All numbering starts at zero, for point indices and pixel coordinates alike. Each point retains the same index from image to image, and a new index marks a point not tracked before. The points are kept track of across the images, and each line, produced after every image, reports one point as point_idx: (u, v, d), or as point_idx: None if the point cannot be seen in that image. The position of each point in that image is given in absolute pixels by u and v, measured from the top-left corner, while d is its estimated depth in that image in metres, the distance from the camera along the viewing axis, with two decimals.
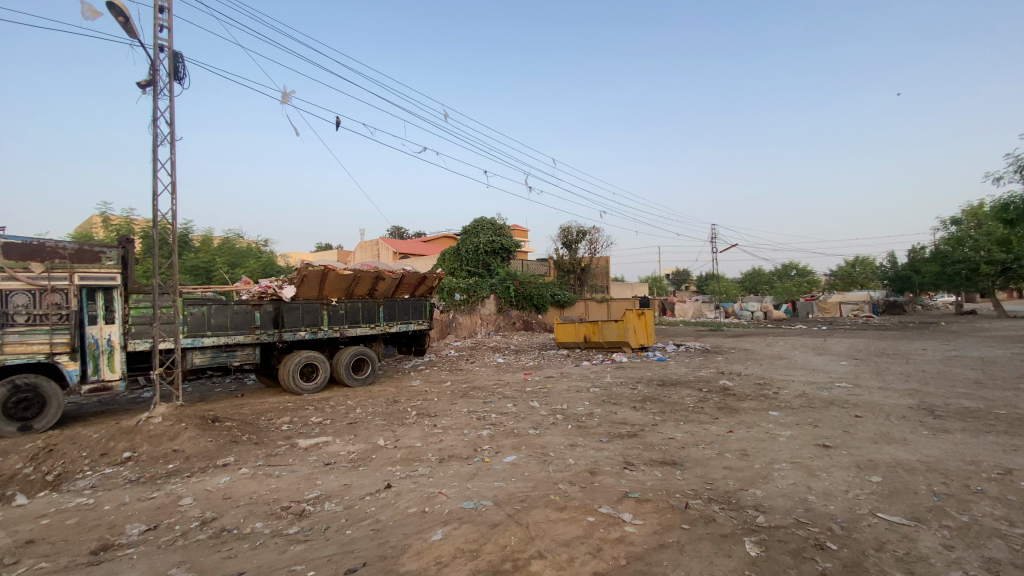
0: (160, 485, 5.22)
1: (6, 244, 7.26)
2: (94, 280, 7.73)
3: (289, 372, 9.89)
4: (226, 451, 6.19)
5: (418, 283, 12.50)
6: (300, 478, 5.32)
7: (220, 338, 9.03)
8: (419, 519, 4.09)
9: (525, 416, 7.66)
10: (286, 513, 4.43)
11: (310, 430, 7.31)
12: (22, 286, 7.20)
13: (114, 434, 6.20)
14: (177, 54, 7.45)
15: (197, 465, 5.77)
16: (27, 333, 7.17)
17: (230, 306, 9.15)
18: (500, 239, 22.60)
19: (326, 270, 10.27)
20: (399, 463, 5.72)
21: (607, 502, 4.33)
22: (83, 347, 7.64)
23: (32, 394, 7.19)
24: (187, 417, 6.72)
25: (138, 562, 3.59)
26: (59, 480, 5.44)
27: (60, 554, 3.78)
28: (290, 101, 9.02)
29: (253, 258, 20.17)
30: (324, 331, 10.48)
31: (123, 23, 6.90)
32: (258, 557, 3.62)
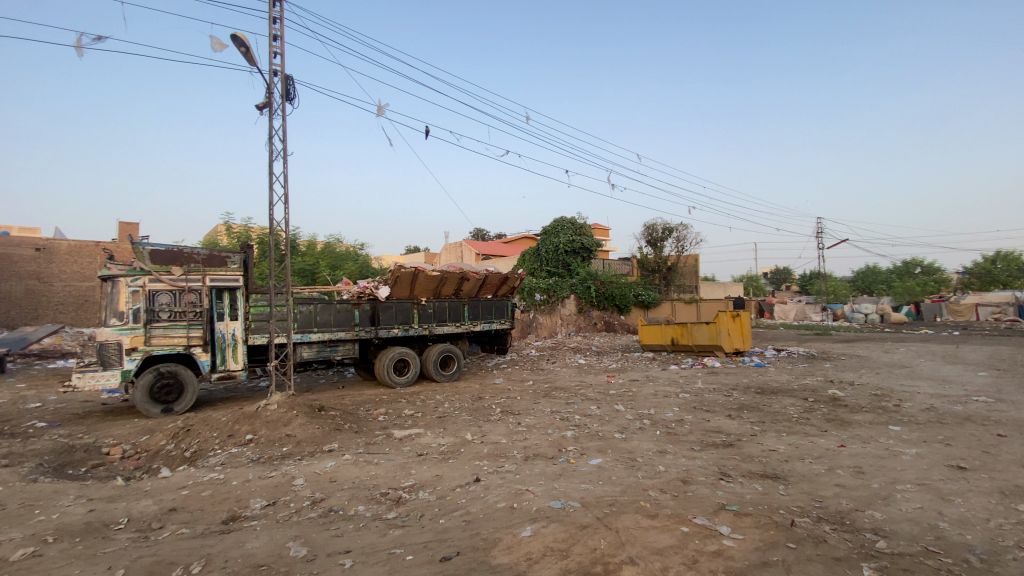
0: (277, 465, 5.80)
1: (153, 251, 8.55)
2: (222, 282, 8.76)
3: (383, 367, 10.54)
4: (331, 438, 6.73)
5: (501, 283, 12.72)
6: (396, 467, 5.64)
7: (324, 334, 9.83)
8: (508, 514, 4.16)
9: (610, 419, 7.52)
10: (384, 499, 4.72)
11: (403, 421, 7.74)
12: (165, 287, 8.33)
13: (239, 418, 6.98)
14: (288, 77, 8.23)
15: (306, 450, 6.34)
16: (169, 327, 8.30)
17: (333, 304, 9.94)
18: (582, 238, 22.37)
19: (417, 271, 10.81)
20: (486, 458, 5.86)
21: (702, 513, 4.12)
22: (213, 340, 8.69)
23: (171, 381, 8.31)
24: (297, 404, 7.40)
25: (260, 534, 4.01)
26: (196, 457, 6.24)
27: (197, 522, 4.33)
28: (385, 114, 9.63)
29: (350, 261, 21.79)
30: (415, 329, 11.04)
31: (244, 53, 7.76)
32: (361, 537, 3.90)
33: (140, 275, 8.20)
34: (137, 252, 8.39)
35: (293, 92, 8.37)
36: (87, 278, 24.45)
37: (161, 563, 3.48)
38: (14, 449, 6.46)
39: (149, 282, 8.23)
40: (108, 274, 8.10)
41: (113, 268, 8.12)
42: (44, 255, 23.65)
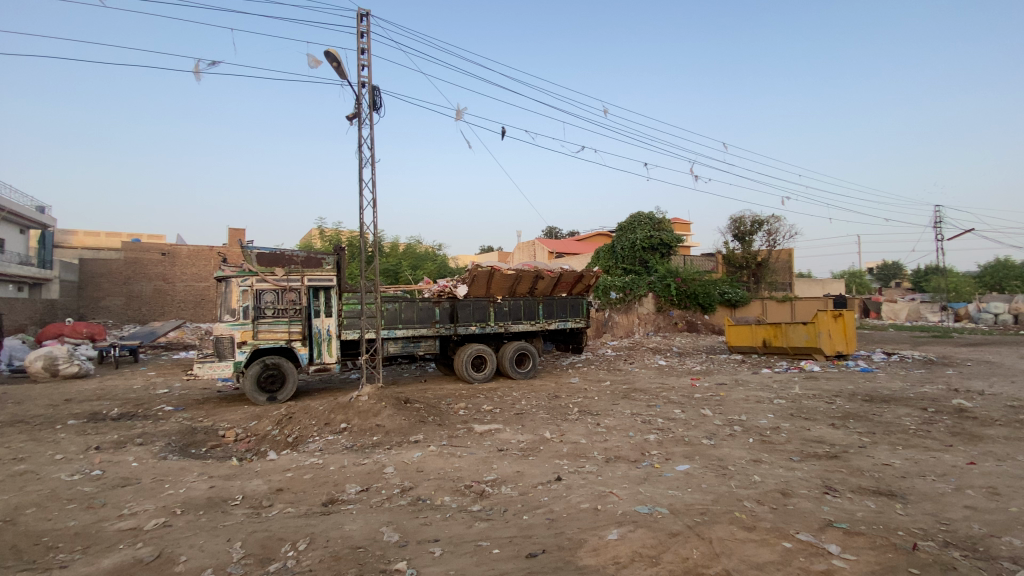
0: (368, 453, 6.16)
1: (259, 254, 9.39)
2: (318, 281, 9.46)
3: (462, 363, 10.83)
4: (416, 430, 7.03)
5: (577, 281, 12.58)
6: (478, 460, 5.77)
7: (408, 330, 10.29)
8: (592, 516, 4.10)
9: (696, 424, 7.17)
10: (468, 491, 4.84)
11: (482, 417, 7.91)
12: (270, 286, 9.11)
13: (334, 407, 7.49)
14: (374, 87, 8.67)
15: (394, 440, 6.66)
16: (273, 323, 9.10)
17: (416, 302, 10.37)
18: (660, 234, 21.59)
19: (493, 270, 11.00)
20: (567, 458, 5.82)
21: (805, 528, 3.79)
22: (311, 335, 9.40)
23: (275, 372, 9.12)
24: (385, 396, 7.80)
25: (357, 517, 4.27)
26: (297, 442, 6.79)
27: (302, 502, 4.70)
28: (463, 117, 9.87)
29: (429, 260, 22.66)
30: (492, 327, 11.23)
31: (335, 68, 8.29)
32: (449, 528, 4.02)
33: (249, 275, 9.02)
34: (246, 255, 9.27)
35: (379, 102, 8.82)
36: (203, 279, 27.49)
37: (272, 538, 3.81)
38: (150, 429, 7.40)
39: (256, 282, 9.02)
40: (223, 275, 9.05)
41: (226, 270, 9.05)
42: (170, 259, 26.92)
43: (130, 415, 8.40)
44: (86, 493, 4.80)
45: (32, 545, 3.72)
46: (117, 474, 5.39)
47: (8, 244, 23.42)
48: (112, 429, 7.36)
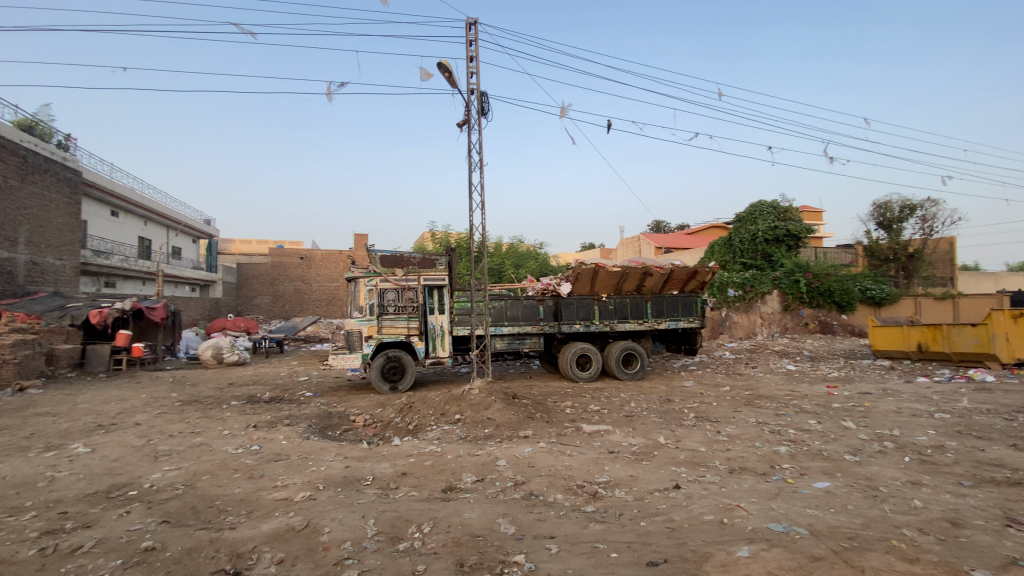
0: (482, 445, 6.38)
1: (382, 256, 10.08)
2: (433, 281, 10.03)
3: (567, 361, 10.77)
4: (526, 425, 7.14)
5: (689, 278, 11.88)
6: (589, 460, 5.71)
7: (513, 328, 10.49)
8: (717, 529, 3.83)
9: (834, 437, 6.40)
10: (581, 491, 4.80)
11: (591, 416, 7.80)
12: (392, 285, 9.83)
13: (448, 399, 7.89)
14: (482, 93, 8.96)
15: (505, 434, 6.83)
16: (394, 319, 9.81)
17: (520, 300, 10.52)
18: (785, 224, 19.62)
19: (597, 268, 10.81)
20: (684, 465, 5.52)
21: (987, 567, 3.19)
22: (427, 331, 10.01)
23: (397, 364, 9.85)
24: (495, 391, 8.03)
25: (474, 506, 4.44)
26: (417, 430, 7.26)
27: (423, 487, 5.00)
28: (568, 114, 9.79)
29: (532, 259, 22.94)
30: (596, 326, 11.03)
31: (448, 78, 8.69)
32: (563, 526, 4.02)
33: (374, 276, 9.83)
34: (371, 258, 9.98)
35: (487, 107, 9.10)
36: (334, 280, 30.59)
37: (399, 519, 4.09)
38: (294, 412, 8.39)
39: (380, 282, 9.79)
40: (352, 276, 10.01)
41: (355, 271, 9.99)
42: (307, 262, 30.38)
43: (279, 399, 9.61)
44: (248, 465, 5.58)
45: (209, 506, 4.41)
46: (270, 450, 6.19)
47: (186, 252, 28.15)
48: (265, 410, 8.47)
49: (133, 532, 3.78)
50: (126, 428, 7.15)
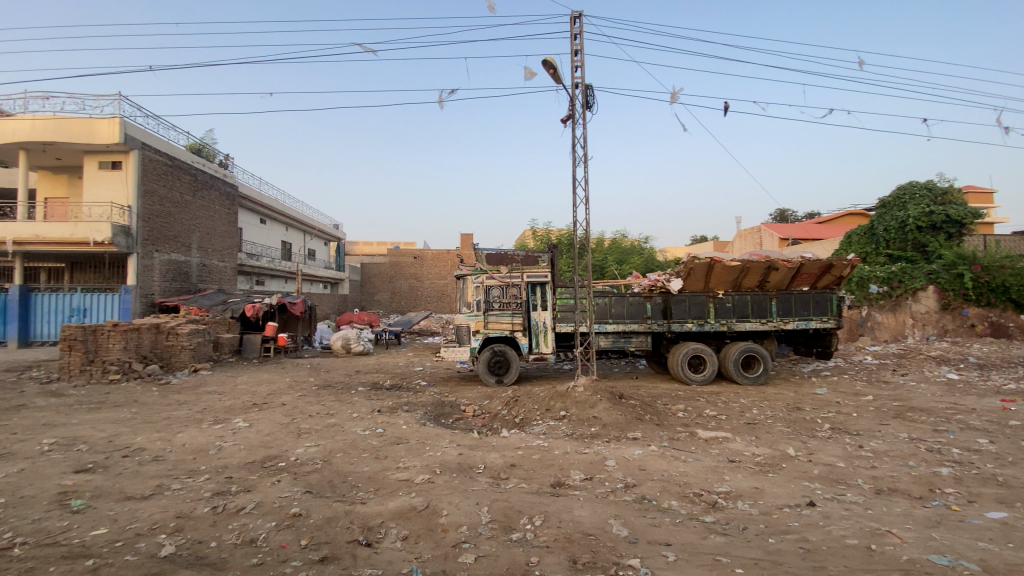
0: (590, 444, 6.30)
1: (488, 254, 10.57)
2: (536, 278, 10.07)
3: (678, 361, 10.20)
4: (635, 427, 6.91)
5: (822, 273, 10.59)
6: (707, 468, 5.36)
7: (619, 325, 10.20)
8: (864, 556, 3.38)
9: (1018, 462, 5.31)
10: (698, 500, 4.53)
11: (706, 422, 7.33)
12: (496, 283, 10.04)
13: (553, 395, 7.90)
14: (587, 85, 8.80)
15: (613, 434, 6.67)
16: (499, 315, 10.05)
17: (626, 297, 10.20)
18: (943, 209, 16.99)
19: (712, 262, 10.01)
20: (819, 481, 4.95)
21: None
22: (530, 327, 10.12)
23: (502, 358, 10.09)
24: (601, 389, 7.86)
25: (585, 504, 4.39)
26: (523, 424, 7.38)
27: (533, 480, 5.06)
28: (678, 99, 9.29)
29: (636, 254, 22.20)
30: (711, 325, 10.36)
31: (552, 74, 8.67)
32: (680, 534, 3.82)
33: (480, 273, 10.15)
34: (477, 256, 10.53)
35: (591, 100, 8.94)
36: (443, 277, 32.41)
37: (511, 509, 4.19)
38: (411, 399, 9.01)
39: (486, 279, 10.08)
40: (461, 274, 10.46)
41: (463, 269, 10.42)
42: (419, 261, 32.50)
43: (397, 387, 10.38)
44: (374, 446, 6.09)
45: (343, 481, 4.89)
46: (392, 433, 6.69)
47: (318, 254, 31.56)
48: (387, 397, 9.20)
49: (283, 499, 4.31)
50: (274, 407, 8.21)
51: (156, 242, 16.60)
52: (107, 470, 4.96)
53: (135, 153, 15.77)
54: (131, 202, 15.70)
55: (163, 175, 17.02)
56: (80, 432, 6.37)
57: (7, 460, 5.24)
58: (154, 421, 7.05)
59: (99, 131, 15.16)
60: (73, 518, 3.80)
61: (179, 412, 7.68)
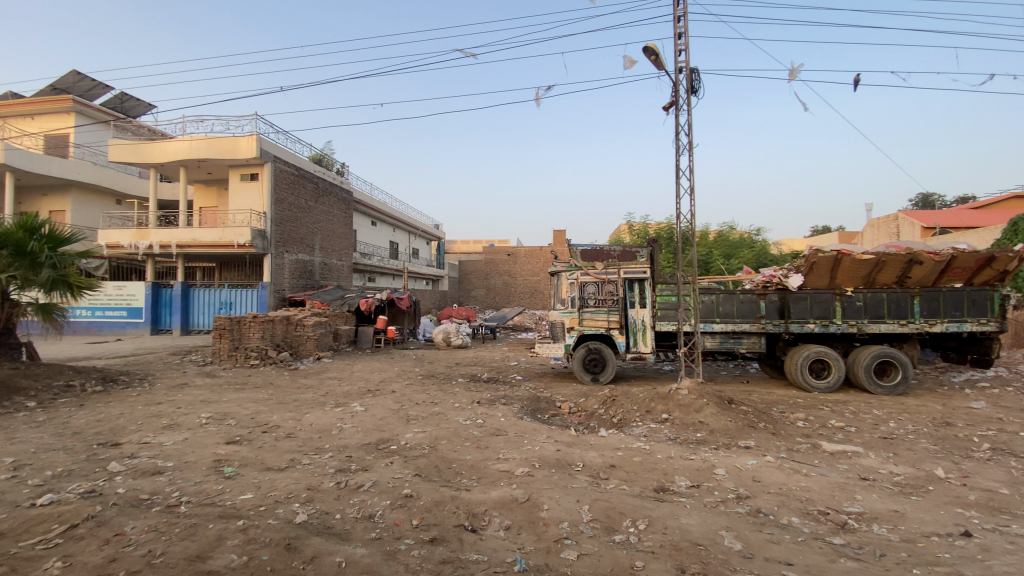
0: (695, 450, 5.96)
1: (583, 250, 10.42)
2: (633, 274, 9.75)
3: (796, 365, 9.29)
4: (746, 435, 6.42)
5: (980, 266, 9.03)
6: (833, 484, 4.83)
7: (728, 325, 9.54)
8: None
9: None
10: (824, 519, 4.09)
11: (830, 433, 6.60)
12: (592, 279, 9.90)
13: (655, 397, 7.59)
14: (692, 69, 8.29)
15: (721, 441, 6.26)
16: (595, 312, 9.88)
17: (736, 295, 9.52)
18: None
19: (840, 255, 8.97)
20: (978, 509, 4.22)
21: None
22: (627, 324, 9.83)
23: (598, 356, 9.91)
24: (708, 392, 7.39)
25: (692, 512, 4.16)
26: (623, 424, 7.18)
27: (635, 483, 4.90)
28: (797, 76, 8.42)
29: (746, 247, 20.58)
30: (837, 326, 9.31)
31: (654, 61, 8.31)
32: (803, 554, 3.47)
33: (575, 269, 10.08)
34: (572, 252, 10.43)
35: (696, 84, 8.43)
36: (536, 273, 32.87)
37: (613, 510, 4.10)
38: (508, 393, 9.21)
39: (581, 275, 9.98)
40: (555, 270, 10.48)
41: (558, 265, 10.43)
42: (513, 258, 33.29)
43: (495, 380, 10.68)
44: (475, 436, 6.31)
45: (448, 467, 5.13)
46: (492, 425, 6.88)
47: (421, 252, 33.50)
48: (485, 389, 9.50)
49: (395, 480, 4.63)
50: (385, 394, 8.86)
51: (286, 244, 18.72)
52: (250, 443, 5.68)
53: (269, 165, 17.86)
54: (266, 209, 17.82)
55: (291, 184, 19.09)
56: (229, 408, 7.37)
57: (176, 429, 6.22)
58: (287, 402, 7.96)
59: (240, 147, 17.33)
60: (225, 483, 4.41)
61: (306, 395, 8.59)
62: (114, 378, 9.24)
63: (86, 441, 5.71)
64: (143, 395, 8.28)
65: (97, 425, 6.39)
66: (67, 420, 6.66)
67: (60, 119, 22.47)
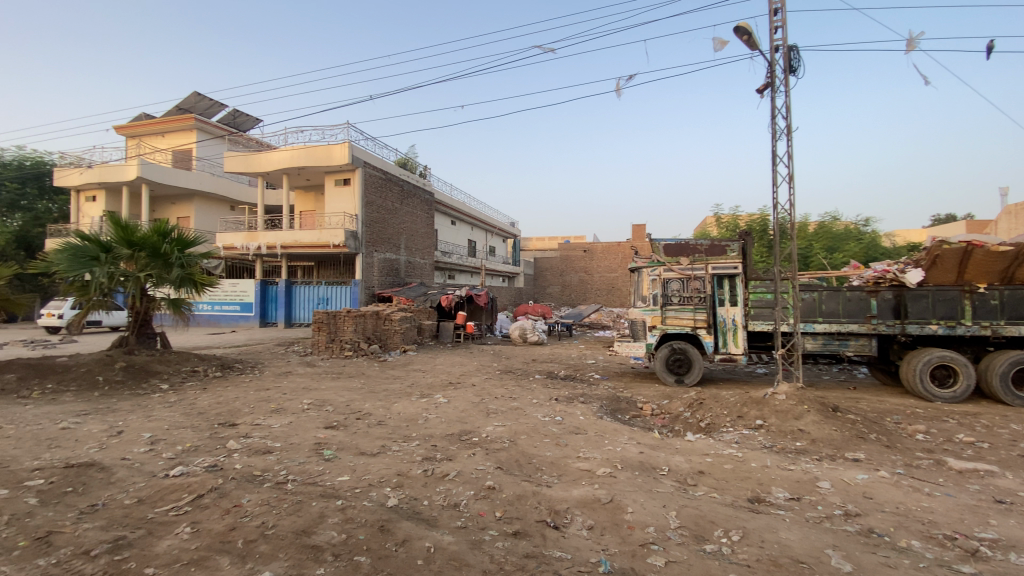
0: (794, 460, 5.51)
1: (666, 245, 9.80)
2: (722, 269, 9.20)
3: (914, 372, 8.27)
4: (854, 446, 5.82)
5: None
6: (962, 507, 4.24)
7: (832, 325, 8.71)
8: None
9: None
10: (952, 545, 3.60)
11: (958, 449, 5.80)
12: (676, 275, 9.51)
13: (747, 401, 7.12)
14: (790, 46, 7.65)
15: (825, 452, 5.73)
16: (680, 310, 9.47)
17: (842, 292, 8.68)
18: None
19: (971, 247, 7.85)
20: None
21: None
22: (716, 324, 9.31)
23: (683, 356, 9.48)
24: (808, 398, 6.80)
25: (792, 527, 3.85)
26: (711, 429, 6.81)
27: (726, 491, 4.63)
28: (916, 47, 7.49)
29: (852, 240, 18.62)
30: (966, 328, 8.16)
31: (747, 41, 7.77)
32: None
33: (657, 265, 9.71)
34: (654, 247, 9.85)
35: (795, 62, 7.77)
36: (613, 269, 32.20)
37: (703, 518, 3.89)
38: (587, 391, 9.10)
39: (664, 271, 9.61)
40: (636, 266, 10.16)
41: (638, 261, 10.09)
42: (589, 255, 32.89)
43: (573, 377, 10.60)
44: (555, 433, 6.29)
45: (529, 463, 5.16)
46: (571, 423, 6.83)
47: (498, 250, 34.09)
48: (563, 386, 9.46)
49: (478, 471, 4.74)
50: (465, 387, 9.13)
51: (375, 243, 19.87)
52: (345, 428, 6.10)
53: (360, 170, 19.02)
54: (357, 211, 19.05)
55: (379, 187, 20.21)
56: (326, 396, 7.96)
57: (282, 413, 6.83)
58: (376, 392, 8.46)
59: (334, 153, 18.62)
60: (325, 464, 4.76)
61: (393, 386, 9.08)
62: (230, 365, 10.35)
63: (209, 421, 6.44)
64: (254, 381, 9.19)
65: (217, 407, 7.19)
66: (194, 401, 7.56)
67: (185, 136, 25.51)
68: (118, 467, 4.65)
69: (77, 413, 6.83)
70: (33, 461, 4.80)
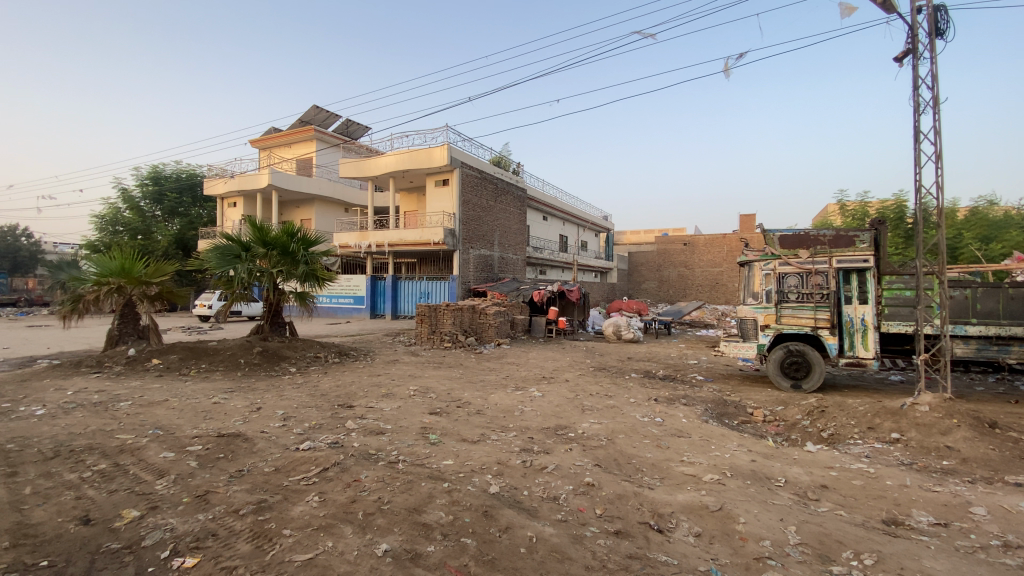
0: (940, 480, 4.79)
1: (782, 236, 9.04)
2: (849, 263, 8.26)
3: None
4: (1019, 469, 4.92)
5: None
6: None
7: (989, 327, 7.42)
8: None
9: None
10: None
11: None
12: (793, 270, 8.68)
13: (879, 412, 6.32)
14: (937, 6, 6.62)
15: (979, 473, 4.91)
16: (797, 308, 8.62)
17: (1004, 289, 7.38)
18: None
19: None
20: None
21: None
22: (840, 323, 8.38)
23: (800, 359, 8.64)
24: (958, 411, 5.87)
25: (937, 556, 3.36)
26: (833, 440, 6.15)
27: (854, 509, 4.15)
28: None
29: (1016, 227, 15.73)
30: None
31: (881, 4, 6.85)
32: None
33: (771, 259, 8.94)
34: (769, 239, 9.13)
35: (943, 24, 6.72)
36: (717, 264, 30.32)
37: (828, 537, 3.53)
38: (688, 392, 8.67)
39: (778, 265, 8.83)
40: (746, 260, 9.43)
41: (750, 254, 9.36)
42: (690, 248, 31.26)
43: (672, 377, 10.18)
44: (655, 434, 6.08)
45: (628, 462, 5.05)
46: (673, 425, 6.55)
47: (591, 245, 33.63)
48: (662, 386, 9.12)
49: (577, 467, 4.73)
50: (560, 382, 9.18)
51: (471, 241, 20.59)
52: (447, 415, 6.41)
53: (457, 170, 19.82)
54: (455, 210, 19.88)
55: (475, 186, 20.90)
56: (429, 383, 8.44)
57: (392, 398, 7.36)
58: (475, 382, 8.80)
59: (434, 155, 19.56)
60: (431, 448, 5.05)
61: (490, 377, 9.37)
62: (345, 352, 11.35)
63: (330, 402, 7.13)
64: (365, 368, 10.00)
65: (336, 390, 7.93)
66: (316, 383, 8.41)
67: (306, 146, 28.32)
68: (258, 439, 5.31)
69: (225, 390, 7.93)
70: (193, 429, 5.64)
